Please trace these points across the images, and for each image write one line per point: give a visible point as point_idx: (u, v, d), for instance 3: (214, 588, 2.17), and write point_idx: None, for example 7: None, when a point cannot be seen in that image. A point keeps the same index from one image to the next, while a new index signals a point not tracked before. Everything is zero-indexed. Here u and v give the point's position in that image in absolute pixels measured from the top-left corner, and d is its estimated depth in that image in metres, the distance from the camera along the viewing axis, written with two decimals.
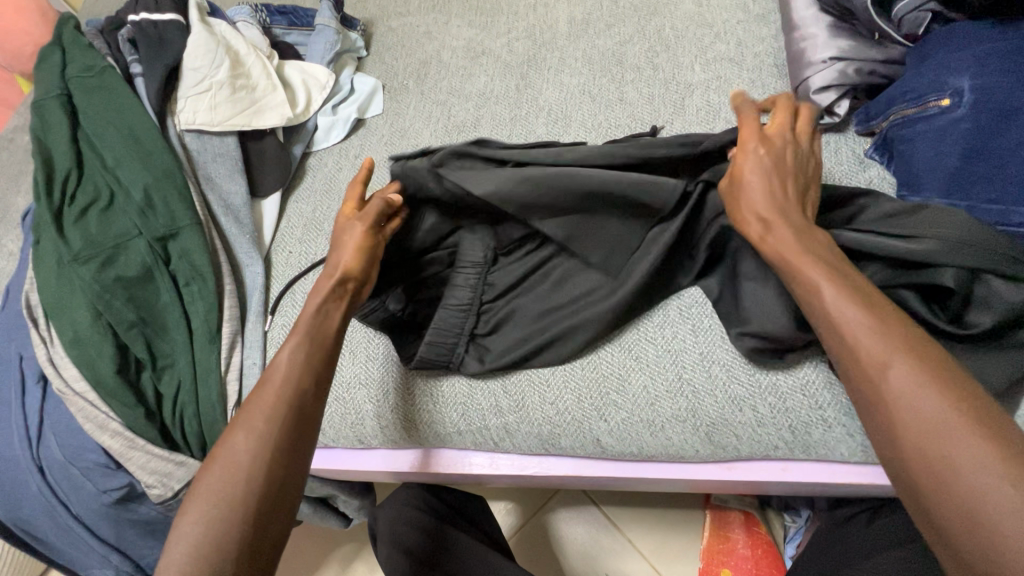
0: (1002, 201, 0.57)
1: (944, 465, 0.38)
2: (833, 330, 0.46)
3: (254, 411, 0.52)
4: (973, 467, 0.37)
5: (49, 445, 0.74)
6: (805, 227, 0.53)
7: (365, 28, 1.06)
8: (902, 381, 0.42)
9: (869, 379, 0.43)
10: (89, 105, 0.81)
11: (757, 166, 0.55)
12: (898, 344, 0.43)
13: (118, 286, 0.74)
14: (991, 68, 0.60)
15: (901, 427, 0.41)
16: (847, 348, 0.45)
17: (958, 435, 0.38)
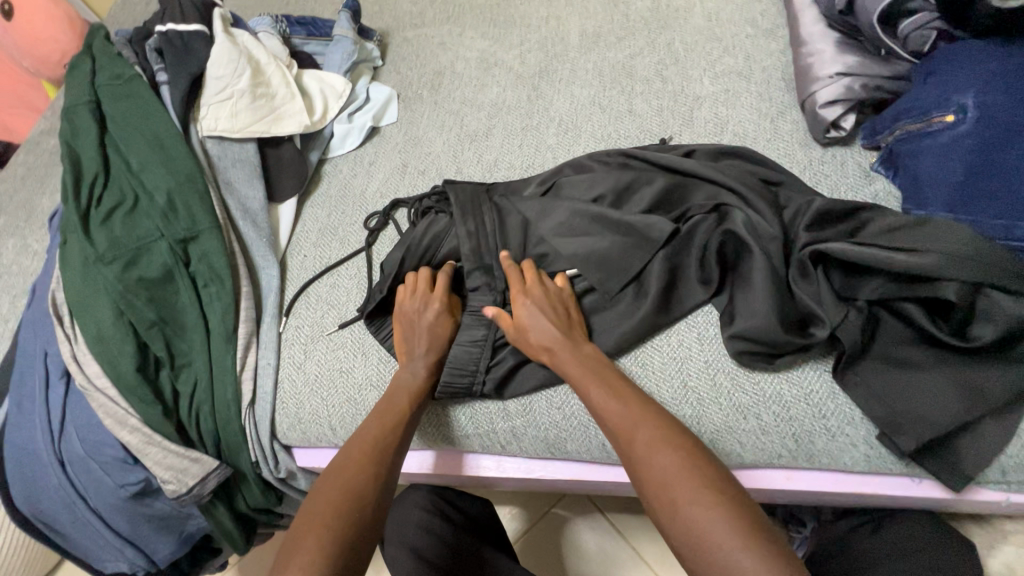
0: (1005, 217, 0.58)
1: (702, 548, 0.46)
2: (626, 443, 0.55)
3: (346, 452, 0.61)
4: (727, 541, 0.45)
5: (70, 439, 0.76)
6: (591, 356, 0.63)
7: (381, 39, 1.09)
8: (672, 476, 0.50)
9: (652, 482, 0.51)
10: (117, 112, 0.84)
11: (528, 313, 0.66)
12: (657, 439, 0.53)
13: (140, 287, 0.76)
14: (997, 85, 0.61)
15: (674, 522, 0.48)
16: (635, 456, 0.53)
17: (706, 517, 0.47)
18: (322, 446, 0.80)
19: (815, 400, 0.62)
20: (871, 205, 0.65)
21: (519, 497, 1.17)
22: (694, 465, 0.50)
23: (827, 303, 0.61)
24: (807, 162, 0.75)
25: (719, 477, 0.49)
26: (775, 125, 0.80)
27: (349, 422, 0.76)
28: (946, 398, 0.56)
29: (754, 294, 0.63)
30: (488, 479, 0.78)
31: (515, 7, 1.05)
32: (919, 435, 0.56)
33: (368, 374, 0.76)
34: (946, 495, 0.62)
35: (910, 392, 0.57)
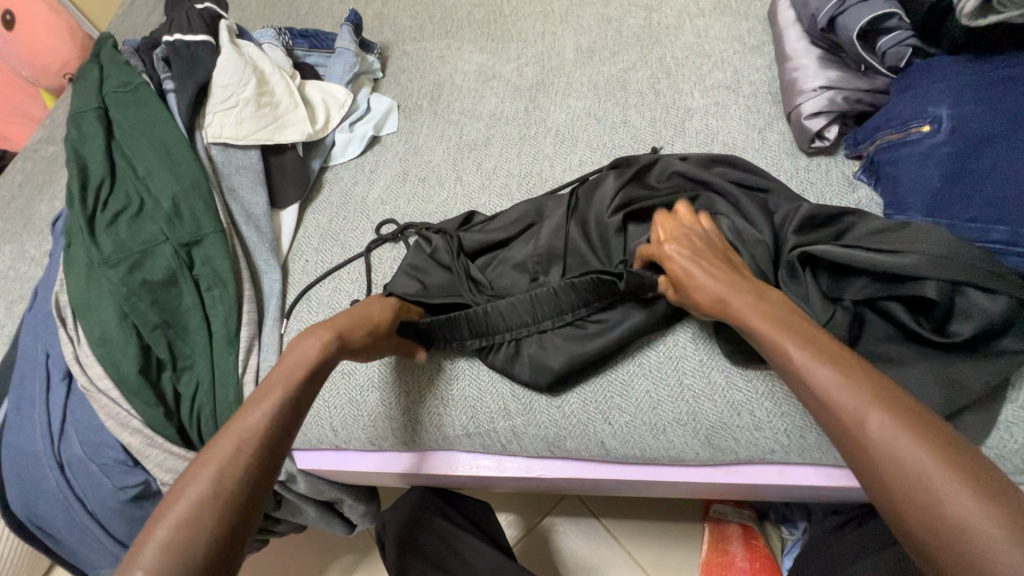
0: (979, 220, 0.62)
1: (937, 514, 0.40)
2: (837, 407, 0.47)
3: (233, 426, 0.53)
4: (972, 511, 0.39)
5: (70, 441, 0.76)
6: (761, 296, 0.57)
7: (382, 52, 1.12)
8: (898, 449, 0.43)
9: (871, 452, 0.44)
10: (124, 118, 0.86)
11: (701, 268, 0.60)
12: (864, 393, 0.46)
13: (144, 289, 0.77)
14: (968, 98, 0.65)
15: (913, 499, 0.41)
16: (847, 422, 0.46)
17: (940, 484, 0.40)
18: (323, 448, 0.81)
19: None
20: (856, 210, 0.68)
21: (515, 503, 1.17)
22: (914, 427, 0.44)
23: (816, 302, 0.63)
24: (794, 171, 0.79)
25: (941, 434, 0.43)
26: (762, 136, 0.83)
27: (351, 422, 0.77)
28: (929, 393, 0.59)
29: None
30: (488, 479, 0.79)
31: (512, 22, 1.08)
32: None
33: (369, 376, 0.77)
34: None
35: (896, 388, 0.60)
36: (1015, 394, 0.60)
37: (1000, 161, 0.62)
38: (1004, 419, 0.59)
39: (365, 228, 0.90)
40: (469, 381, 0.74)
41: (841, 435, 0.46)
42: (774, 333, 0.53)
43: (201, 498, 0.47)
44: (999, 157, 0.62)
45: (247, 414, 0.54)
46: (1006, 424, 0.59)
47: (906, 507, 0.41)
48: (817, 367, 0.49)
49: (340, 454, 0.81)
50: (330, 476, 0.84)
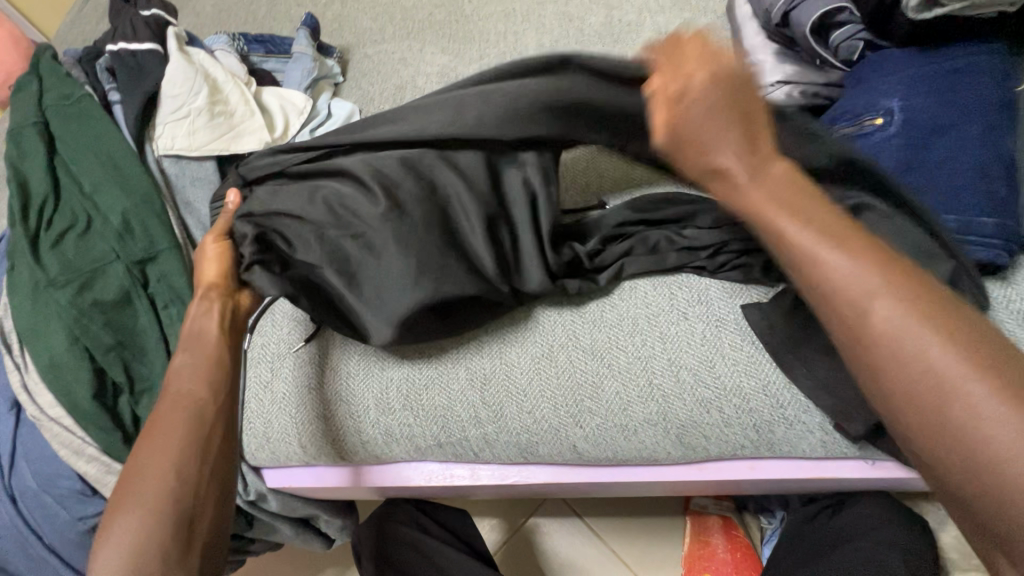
0: (933, 210, 0.62)
1: (943, 398, 0.37)
2: (843, 288, 0.42)
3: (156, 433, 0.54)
4: (914, 338, 0.39)
5: (22, 472, 0.73)
6: (785, 189, 0.49)
7: (342, 55, 1.10)
8: (857, 281, 0.42)
9: (863, 337, 0.41)
10: (67, 132, 0.82)
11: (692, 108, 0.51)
12: (868, 270, 0.42)
13: (95, 310, 0.74)
14: (918, 90, 0.66)
15: (888, 393, 0.40)
16: (847, 303, 0.42)
17: (910, 359, 0.39)
18: (292, 465, 0.78)
19: (772, 390, 0.65)
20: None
21: (498, 507, 1.16)
22: (920, 309, 0.39)
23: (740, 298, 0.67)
24: None
25: (933, 297, 0.40)
26: None
27: (320, 438, 0.75)
28: None
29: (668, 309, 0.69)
30: (464, 488, 0.78)
31: (474, 22, 1.07)
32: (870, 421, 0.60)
33: (336, 390, 0.75)
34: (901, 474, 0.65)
35: None
36: None
37: (951, 151, 0.62)
38: None
39: None
40: (438, 391, 0.73)
41: (842, 329, 0.42)
42: (775, 212, 0.47)
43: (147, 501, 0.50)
44: (949, 147, 0.63)
45: (165, 408, 0.56)
46: None
47: (913, 396, 0.38)
48: (831, 253, 0.43)
49: (312, 469, 0.79)
50: (303, 493, 0.83)
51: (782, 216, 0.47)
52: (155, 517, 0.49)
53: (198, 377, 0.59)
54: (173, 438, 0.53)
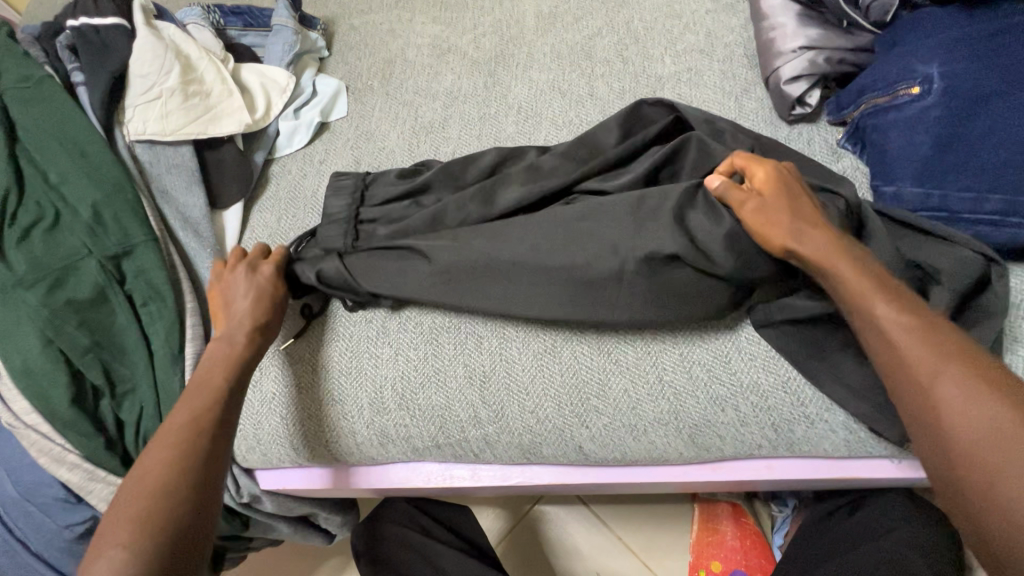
0: (972, 190, 0.57)
1: (988, 472, 0.41)
2: (937, 395, 0.44)
3: (158, 451, 0.54)
4: (1014, 466, 0.40)
5: (3, 479, 0.70)
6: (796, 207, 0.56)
7: (326, 27, 1.02)
8: (959, 397, 0.43)
9: (980, 471, 0.41)
10: (28, 117, 0.76)
11: (763, 201, 0.57)
12: (976, 383, 0.43)
13: (67, 310, 0.70)
14: (960, 55, 0.59)
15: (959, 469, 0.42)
16: (945, 410, 0.44)
17: (996, 461, 0.41)
18: (282, 467, 0.75)
19: (791, 387, 0.61)
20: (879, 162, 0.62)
21: (502, 497, 1.13)
22: (995, 396, 0.42)
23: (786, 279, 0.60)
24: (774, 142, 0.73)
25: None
26: (739, 104, 0.77)
27: (312, 440, 0.71)
28: None
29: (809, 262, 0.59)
30: (463, 488, 0.75)
31: None
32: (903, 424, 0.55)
33: (328, 388, 0.71)
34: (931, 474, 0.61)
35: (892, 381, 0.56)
36: (1012, 373, 0.56)
37: (995, 124, 0.56)
38: None
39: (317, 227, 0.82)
40: (436, 389, 0.69)
41: (927, 422, 0.45)
42: (922, 349, 0.46)
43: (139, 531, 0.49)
44: (993, 121, 0.57)
45: (177, 423, 0.56)
46: None
47: (958, 468, 0.42)
48: (963, 398, 0.43)
49: (308, 471, 0.75)
50: (298, 493, 0.79)
51: (915, 340, 0.47)
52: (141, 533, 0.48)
53: (206, 384, 0.60)
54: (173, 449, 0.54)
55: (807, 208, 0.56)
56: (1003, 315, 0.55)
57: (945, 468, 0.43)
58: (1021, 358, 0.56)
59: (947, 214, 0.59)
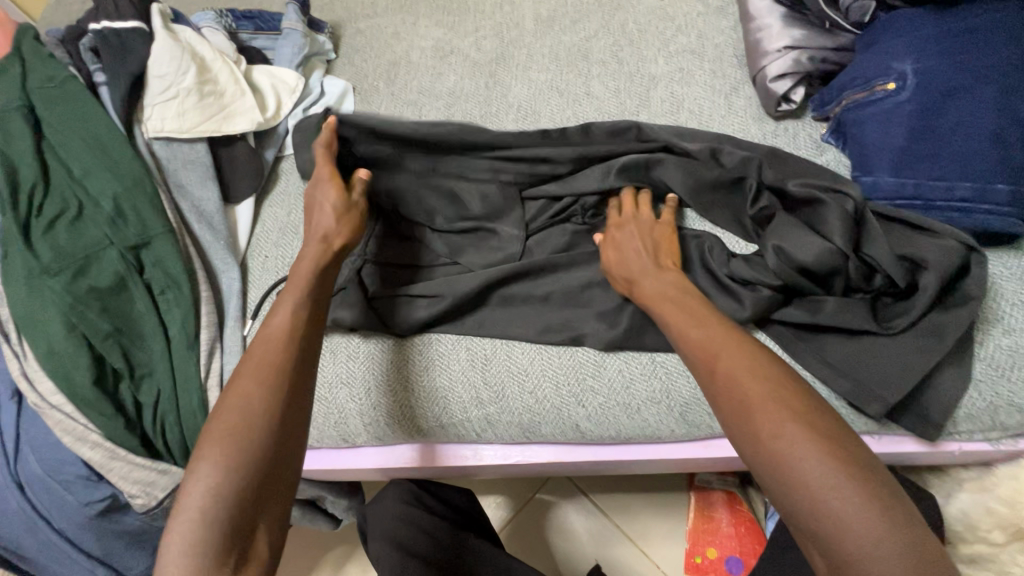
0: (944, 178, 0.60)
1: (793, 480, 0.44)
2: (756, 410, 0.48)
3: (243, 368, 0.55)
4: (796, 442, 0.45)
5: (27, 458, 0.74)
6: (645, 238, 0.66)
7: (333, 30, 1.06)
8: (775, 415, 0.47)
9: (792, 478, 0.44)
10: (53, 115, 0.80)
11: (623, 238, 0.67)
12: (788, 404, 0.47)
13: (90, 297, 0.73)
14: (931, 53, 0.63)
15: (753, 448, 0.47)
16: (761, 423, 0.47)
17: (802, 474, 0.44)
18: None
19: None
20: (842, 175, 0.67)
21: (502, 486, 1.17)
22: (803, 418, 0.46)
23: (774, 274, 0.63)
24: (761, 137, 0.77)
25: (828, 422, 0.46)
26: (729, 101, 0.81)
27: (321, 421, 0.74)
28: (906, 364, 0.58)
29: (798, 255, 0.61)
30: (465, 468, 0.78)
31: None
32: (882, 398, 0.58)
33: (336, 372, 0.74)
34: (912, 449, 0.63)
35: (871, 358, 0.60)
36: (982, 351, 0.59)
37: (963, 117, 0.60)
38: (978, 378, 0.59)
39: None
40: (440, 371, 0.72)
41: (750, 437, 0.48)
42: (745, 372, 0.50)
43: (227, 452, 0.50)
44: (962, 114, 0.60)
45: (264, 337, 0.57)
46: (975, 381, 0.59)
47: (775, 477, 0.45)
48: (783, 417, 0.47)
49: (317, 453, 0.78)
50: (306, 475, 0.82)
51: (740, 362, 0.51)
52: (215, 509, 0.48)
53: (293, 291, 0.62)
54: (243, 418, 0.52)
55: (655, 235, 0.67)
56: (975, 293, 0.58)
57: (768, 479, 0.46)
58: (992, 336, 0.59)
59: (922, 203, 0.62)
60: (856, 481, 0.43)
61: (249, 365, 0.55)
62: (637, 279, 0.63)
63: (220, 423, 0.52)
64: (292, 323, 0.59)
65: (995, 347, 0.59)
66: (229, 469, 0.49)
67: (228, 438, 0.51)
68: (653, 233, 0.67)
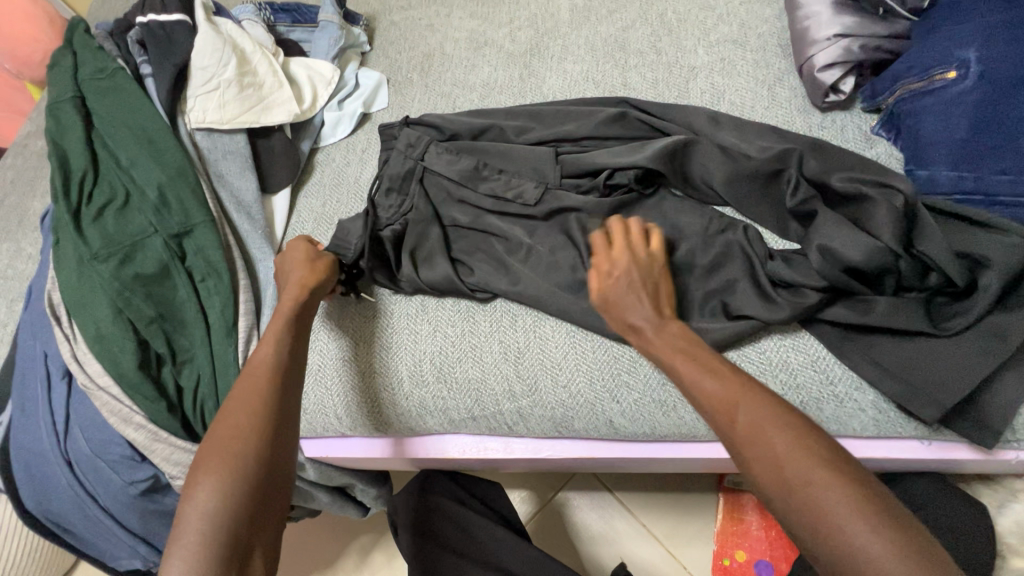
0: (1009, 172, 0.57)
1: (841, 544, 0.41)
2: (782, 465, 0.45)
3: (245, 388, 0.56)
4: (828, 496, 0.42)
5: (76, 438, 0.77)
6: (647, 273, 0.63)
7: (368, 23, 1.06)
8: (806, 468, 0.44)
9: (843, 547, 0.41)
10: (102, 106, 0.83)
11: (616, 283, 0.62)
12: (814, 455, 0.44)
13: (136, 284, 0.76)
14: (999, 39, 0.59)
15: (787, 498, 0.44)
16: (795, 477, 0.44)
17: (849, 537, 0.41)
18: (326, 436, 0.79)
19: (821, 366, 0.62)
20: (891, 170, 0.65)
21: (527, 480, 1.16)
22: (833, 471, 0.43)
23: (817, 275, 0.61)
24: (807, 129, 0.74)
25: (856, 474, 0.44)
26: (772, 92, 0.78)
27: (354, 411, 0.75)
28: (963, 367, 0.55)
29: (846, 253, 0.59)
30: (496, 461, 0.78)
31: None
32: (936, 402, 0.56)
33: (371, 362, 0.75)
34: (965, 456, 0.61)
35: (925, 361, 0.57)
36: None
37: None
38: None
39: (360, 210, 0.86)
40: (472, 364, 0.72)
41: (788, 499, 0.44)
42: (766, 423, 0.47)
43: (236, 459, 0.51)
44: None
45: (256, 368, 0.59)
46: None
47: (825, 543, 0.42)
48: (814, 469, 0.44)
49: (348, 441, 0.79)
50: (338, 462, 0.83)
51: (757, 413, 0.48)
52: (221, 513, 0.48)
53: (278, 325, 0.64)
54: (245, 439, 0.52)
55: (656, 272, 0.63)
56: None
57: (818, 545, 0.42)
58: None
59: (983, 198, 0.59)
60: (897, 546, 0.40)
61: (250, 385, 0.57)
62: (639, 328, 0.59)
63: (214, 452, 0.51)
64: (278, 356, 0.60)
65: None
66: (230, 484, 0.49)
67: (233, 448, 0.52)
68: (652, 270, 0.63)
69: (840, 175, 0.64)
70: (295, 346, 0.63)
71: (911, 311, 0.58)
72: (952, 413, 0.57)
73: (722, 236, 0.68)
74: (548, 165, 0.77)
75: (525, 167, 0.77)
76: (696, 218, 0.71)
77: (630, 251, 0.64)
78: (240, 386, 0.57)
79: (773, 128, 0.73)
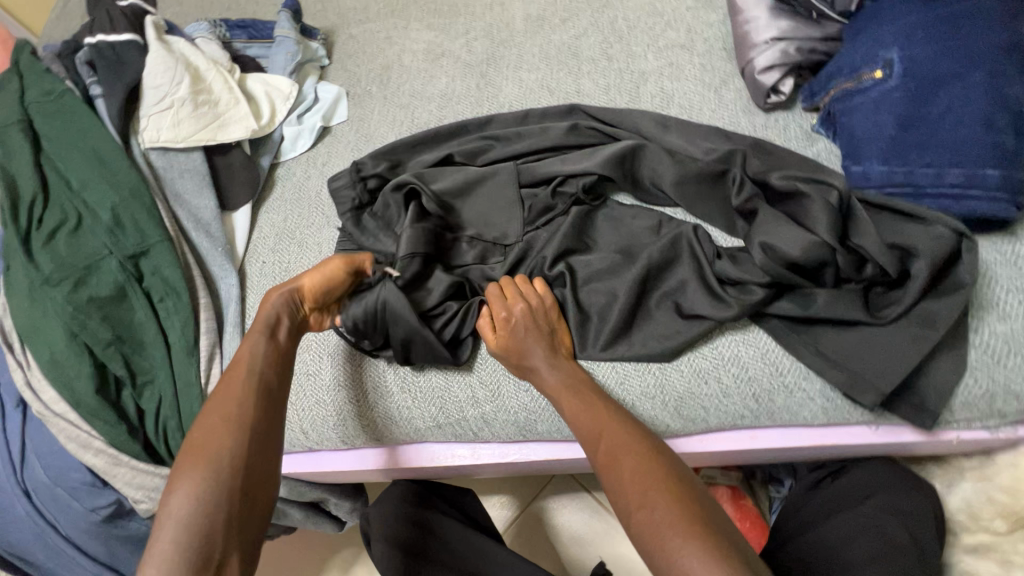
0: (935, 164, 0.60)
1: (665, 560, 0.46)
2: (631, 493, 0.51)
3: (222, 400, 0.58)
4: (659, 518, 0.47)
5: (34, 467, 0.75)
6: (536, 315, 0.66)
7: (326, 37, 1.07)
8: (642, 493, 0.50)
9: (670, 561, 0.45)
10: (51, 129, 0.82)
11: (523, 323, 0.65)
12: (653, 483, 0.50)
13: (91, 307, 0.75)
14: (920, 39, 0.62)
15: (629, 521, 0.50)
16: (635, 500, 0.50)
17: (671, 554, 0.45)
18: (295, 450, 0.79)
19: (771, 358, 0.64)
20: (828, 168, 0.68)
21: (506, 486, 1.17)
22: (669, 498, 0.49)
23: (760, 272, 0.63)
24: (752, 129, 0.77)
25: (698, 503, 0.49)
26: (719, 94, 0.81)
27: (320, 424, 0.75)
28: (899, 352, 0.58)
29: (789, 248, 0.61)
30: (466, 468, 0.78)
31: None
32: (876, 387, 0.58)
33: (334, 375, 0.75)
34: (909, 438, 0.63)
35: (864, 350, 0.60)
36: (977, 338, 0.59)
37: (953, 103, 0.59)
38: (973, 364, 0.58)
39: (322, 223, 0.86)
40: (435, 371, 0.73)
41: (637, 521, 0.49)
42: (625, 455, 0.53)
43: (213, 466, 0.53)
44: (952, 100, 0.59)
45: (235, 376, 0.60)
46: (971, 369, 0.58)
47: (657, 558, 0.46)
48: (652, 494, 0.49)
49: (314, 455, 0.79)
50: (307, 477, 0.83)
51: (620, 447, 0.54)
52: (202, 519, 0.50)
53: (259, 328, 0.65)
54: (226, 441, 0.54)
55: (547, 317, 0.67)
56: (972, 284, 0.57)
57: (650, 561, 0.47)
58: (987, 323, 0.59)
59: (913, 190, 0.62)
60: (711, 555, 0.44)
61: (227, 394, 0.58)
62: (537, 369, 0.64)
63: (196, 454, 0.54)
64: (262, 366, 0.62)
65: (990, 335, 0.58)
66: (206, 487, 0.51)
67: (210, 458, 0.53)
68: (546, 313, 0.67)
69: (779, 174, 0.67)
70: (273, 350, 0.64)
71: (851, 301, 0.60)
72: (892, 398, 0.60)
73: (680, 236, 0.69)
74: (506, 175, 0.78)
75: (486, 178, 0.78)
76: (653, 219, 0.73)
77: (519, 296, 0.68)
78: (218, 393, 0.59)
79: (719, 130, 0.75)
